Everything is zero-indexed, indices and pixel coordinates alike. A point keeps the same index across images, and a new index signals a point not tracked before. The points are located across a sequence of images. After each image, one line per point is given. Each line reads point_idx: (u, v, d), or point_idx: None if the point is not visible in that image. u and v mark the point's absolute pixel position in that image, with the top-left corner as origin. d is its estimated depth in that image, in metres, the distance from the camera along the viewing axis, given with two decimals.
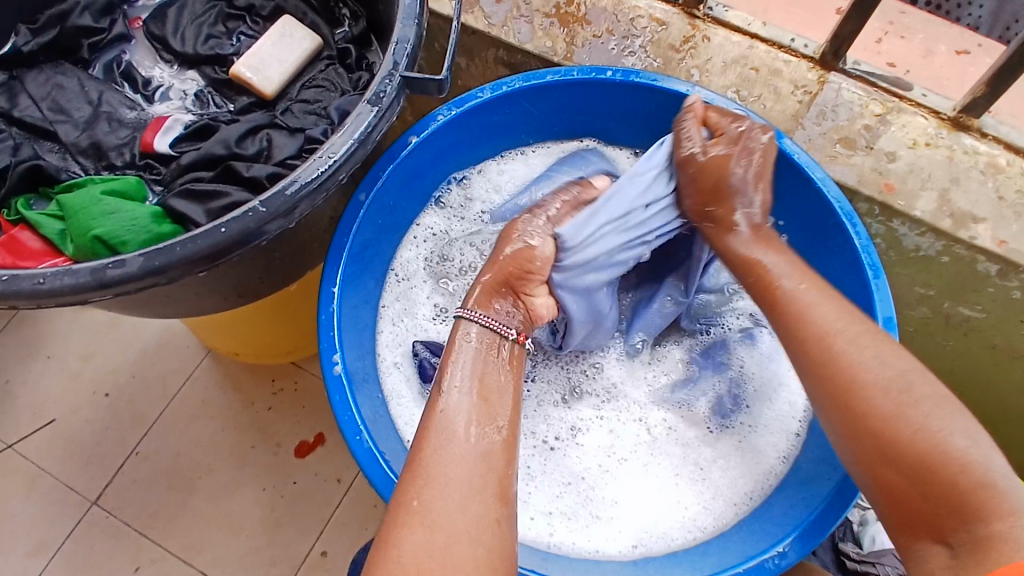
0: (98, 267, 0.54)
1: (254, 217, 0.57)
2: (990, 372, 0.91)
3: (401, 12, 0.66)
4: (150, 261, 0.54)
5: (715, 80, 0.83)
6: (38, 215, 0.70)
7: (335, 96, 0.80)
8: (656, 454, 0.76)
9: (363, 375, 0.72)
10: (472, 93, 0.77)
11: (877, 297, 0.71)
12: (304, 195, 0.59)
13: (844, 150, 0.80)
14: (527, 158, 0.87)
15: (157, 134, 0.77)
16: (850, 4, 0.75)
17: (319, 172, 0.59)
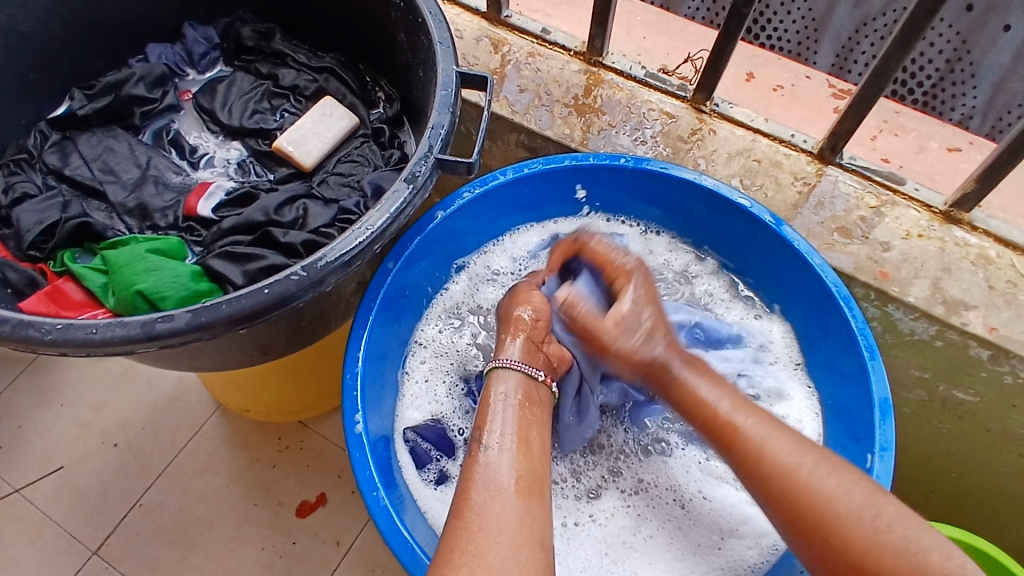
0: (148, 321, 0.58)
1: (294, 281, 0.62)
2: (989, 456, 0.93)
3: (436, 101, 0.73)
4: (198, 318, 0.59)
5: (720, 169, 0.90)
6: (83, 268, 0.74)
7: (368, 171, 0.86)
8: (675, 527, 0.78)
9: (381, 435, 0.75)
10: (496, 174, 0.83)
11: (873, 379, 0.74)
12: (342, 262, 0.63)
13: (841, 238, 0.85)
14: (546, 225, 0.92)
15: (201, 197, 0.82)
16: (846, 105, 0.83)
17: (358, 244, 0.64)
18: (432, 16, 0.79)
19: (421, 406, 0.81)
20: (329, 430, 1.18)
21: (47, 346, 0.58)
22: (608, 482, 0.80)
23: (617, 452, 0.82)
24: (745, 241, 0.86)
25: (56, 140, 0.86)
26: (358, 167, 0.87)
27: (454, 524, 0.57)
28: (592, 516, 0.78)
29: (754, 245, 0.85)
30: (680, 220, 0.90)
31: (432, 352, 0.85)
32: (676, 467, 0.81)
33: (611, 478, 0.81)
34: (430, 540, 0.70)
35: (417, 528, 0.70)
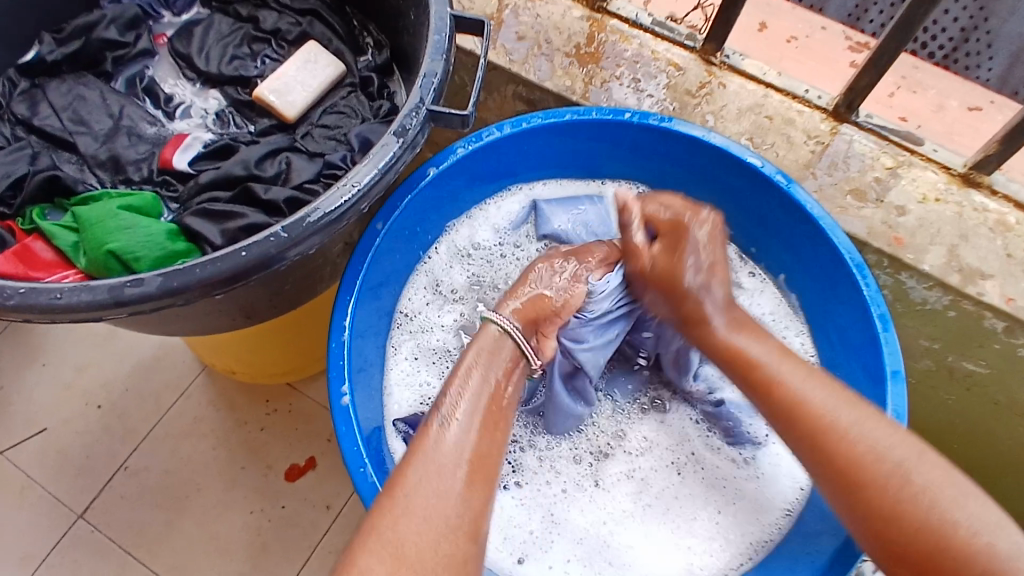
0: (116, 285, 0.54)
1: (273, 243, 0.57)
2: (993, 427, 0.91)
3: (430, 46, 0.67)
4: (168, 282, 0.54)
5: (729, 126, 0.85)
6: (51, 226, 0.70)
7: (356, 123, 0.81)
8: (680, 509, 0.73)
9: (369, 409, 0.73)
10: (492, 127, 0.78)
11: (884, 352, 0.71)
12: (323, 222, 0.59)
13: (855, 202, 0.81)
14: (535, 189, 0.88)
15: (178, 150, 0.77)
16: (865, 59, 0.78)
17: (341, 202, 0.60)
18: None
19: (411, 385, 0.78)
20: (318, 393, 1.16)
21: (9, 313, 0.54)
22: (608, 461, 0.75)
23: (618, 428, 0.77)
24: (753, 203, 0.82)
25: (23, 87, 0.80)
26: (345, 119, 0.81)
27: (449, 501, 0.54)
28: (591, 497, 0.74)
29: (763, 207, 0.81)
30: (685, 179, 0.85)
31: (419, 324, 0.81)
32: (676, 434, 0.77)
33: (612, 447, 0.76)
34: None
35: None
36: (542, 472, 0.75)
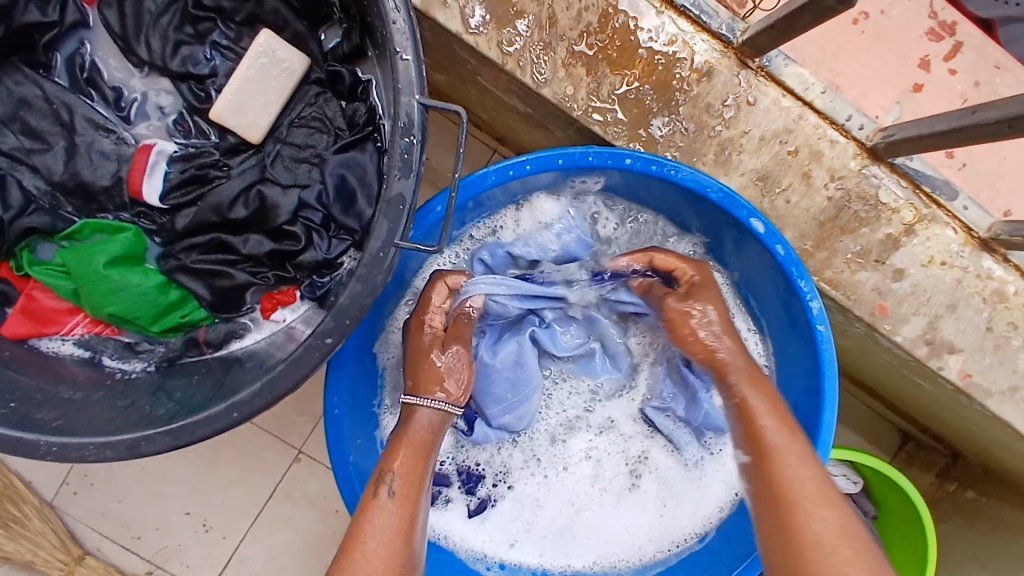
0: (133, 440, 0.61)
1: (260, 399, 0.61)
2: (919, 398, 1.04)
3: (395, 164, 0.58)
4: (176, 438, 0.61)
5: (747, 158, 0.75)
6: (46, 277, 0.73)
7: (328, 142, 0.74)
8: (627, 492, 0.87)
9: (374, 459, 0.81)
10: (477, 175, 0.71)
11: (819, 442, 0.74)
12: (300, 375, 0.61)
13: (853, 264, 0.77)
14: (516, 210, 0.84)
15: (145, 177, 0.73)
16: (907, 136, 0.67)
17: (310, 346, 0.61)
18: (395, 14, 0.58)
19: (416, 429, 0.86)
20: None
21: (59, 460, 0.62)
22: (578, 451, 0.87)
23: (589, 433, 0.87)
24: (748, 248, 0.79)
25: None
26: (316, 135, 0.74)
27: None
28: (559, 483, 0.87)
29: (756, 257, 0.79)
30: (690, 210, 0.79)
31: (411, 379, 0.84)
32: (634, 429, 0.88)
33: (576, 430, 0.87)
34: None
35: None
36: (526, 467, 0.87)
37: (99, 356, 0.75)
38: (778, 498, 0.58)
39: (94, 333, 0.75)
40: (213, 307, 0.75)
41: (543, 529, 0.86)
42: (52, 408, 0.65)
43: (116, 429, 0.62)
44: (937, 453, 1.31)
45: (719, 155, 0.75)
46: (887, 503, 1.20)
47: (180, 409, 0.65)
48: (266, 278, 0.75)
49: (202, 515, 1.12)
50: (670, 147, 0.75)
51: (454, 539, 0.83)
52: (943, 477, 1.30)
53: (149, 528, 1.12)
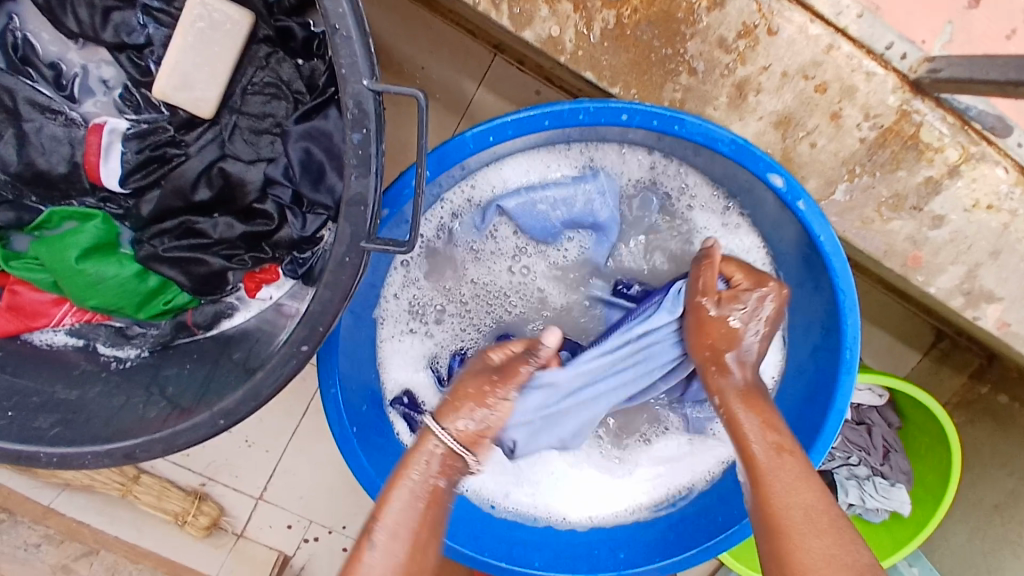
0: (128, 446, 0.61)
1: (246, 405, 0.59)
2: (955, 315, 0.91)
3: (349, 158, 0.52)
4: (169, 445, 0.60)
5: (766, 100, 0.66)
6: (24, 272, 0.72)
7: (289, 109, 0.67)
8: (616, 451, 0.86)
9: (374, 412, 0.80)
10: (454, 142, 0.62)
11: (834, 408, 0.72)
12: (282, 380, 0.59)
13: (884, 213, 0.70)
14: (519, 159, 0.78)
15: (101, 161, 0.69)
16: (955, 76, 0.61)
17: (287, 354, 0.58)
18: None
19: (402, 372, 0.83)
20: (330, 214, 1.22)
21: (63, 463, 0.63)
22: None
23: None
24: (772, 201, 0.72)
25: None
26: (274, 102, 0.67)
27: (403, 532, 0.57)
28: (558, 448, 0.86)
29: (780, 210, 0.72)
30: (708, 155, 0.72)
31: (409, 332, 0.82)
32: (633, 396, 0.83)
33: None
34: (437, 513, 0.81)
35: None
36: None
37: (93, 343, 0.75)
38: (780, 529, 0.55)
39: (84, 321, 0.76)
40: (196, 291, 0.73)
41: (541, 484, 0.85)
42: (51, 414, 0.67)
43: (112, 435, 0.63)
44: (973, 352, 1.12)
45: (733, 97, 0.65)
46: (915, 415, 1.10)
47: (173, 409, 0.65)
48: (243, 261, 0.71)
49: (242, 432, 1.09)
50: (675, 89, 0.65)
51: (453, 484, 0.85)
52: (975, 378, 1.11)
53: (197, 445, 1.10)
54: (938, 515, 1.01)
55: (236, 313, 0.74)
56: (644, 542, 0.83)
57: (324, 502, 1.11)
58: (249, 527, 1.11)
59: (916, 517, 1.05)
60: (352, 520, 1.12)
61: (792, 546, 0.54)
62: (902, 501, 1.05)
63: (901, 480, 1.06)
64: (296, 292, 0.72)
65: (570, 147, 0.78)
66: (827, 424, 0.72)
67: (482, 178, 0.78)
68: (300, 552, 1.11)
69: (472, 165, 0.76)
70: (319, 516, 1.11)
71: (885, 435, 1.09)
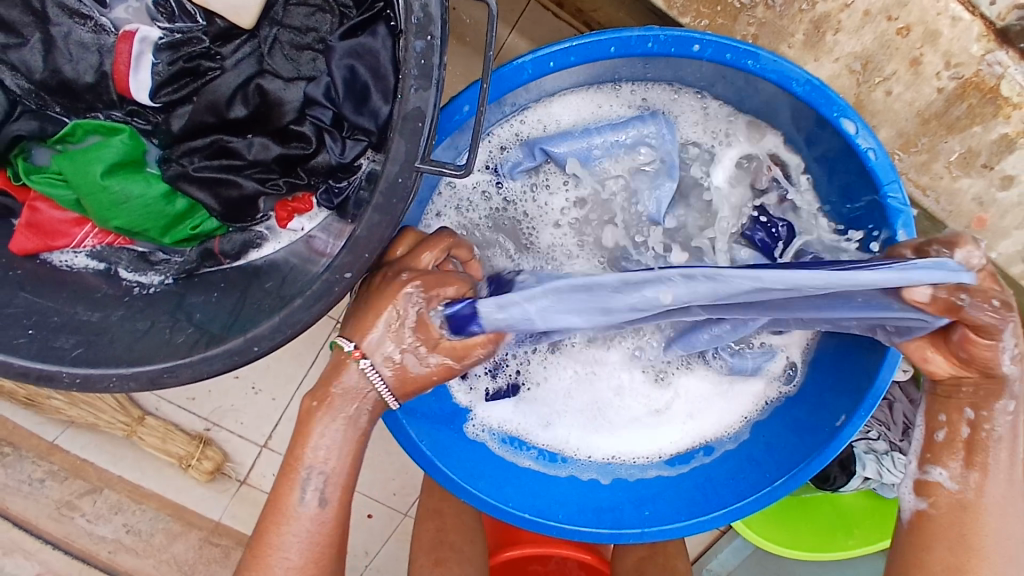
0: (154, 371, 0.58)
1: (281, 334, 0.56)
2: None
3: (411, 67, 0.48)
4: (198, 372, 0.57)
5: (845, 41, 0.62)
6: (44, 189, 0.69)
7: (333, 23, 0.64)
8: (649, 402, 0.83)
9: None
10: (513, 65, 0.59)
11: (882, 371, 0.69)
12: (319, 310, 0.55)
13: (954, 171, 0.66)
14: (568, 100, 0.74)
15: (131, 71, 0.64)
16: None
17: (328, 282, 0.55)
18: None
19: None
20: None
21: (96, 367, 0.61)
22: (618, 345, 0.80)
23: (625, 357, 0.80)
24: (836, 152, 0.68)
25: None
26: (318, 15, 0.64)
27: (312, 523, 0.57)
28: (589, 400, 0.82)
29: (843, 161, 0.68)
30: (770, 97, 0.68)
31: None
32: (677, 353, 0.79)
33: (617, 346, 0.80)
34: (461, 460, 0.78)
35: (440, 444, 0.77)
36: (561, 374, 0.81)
37: (115, 268, 0.72)
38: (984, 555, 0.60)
39: (105, 243, 0.72)
40: (224, 216, 0.69)
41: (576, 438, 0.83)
42: (72, 334, 0.64)
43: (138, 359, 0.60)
44: None
45: (810, 35, 0.62)
46: None
47: (201, 337, 0.62)
48: (277, 185, 0.67)
49: (247, 377, 1.07)
50: (749, 22, 0.63)
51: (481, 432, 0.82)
52: None
53: (202, 388, 1.07)
54: None
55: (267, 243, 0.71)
56: (671, 497, 0.80)
57: None
58: (253, 474, 1.09)
59: None
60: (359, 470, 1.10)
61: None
62: None
63: None
64: (329, 224, 0.69)
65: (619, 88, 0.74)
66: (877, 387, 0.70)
67: (528, 119, 0.74)
68: None
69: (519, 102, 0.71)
70: None
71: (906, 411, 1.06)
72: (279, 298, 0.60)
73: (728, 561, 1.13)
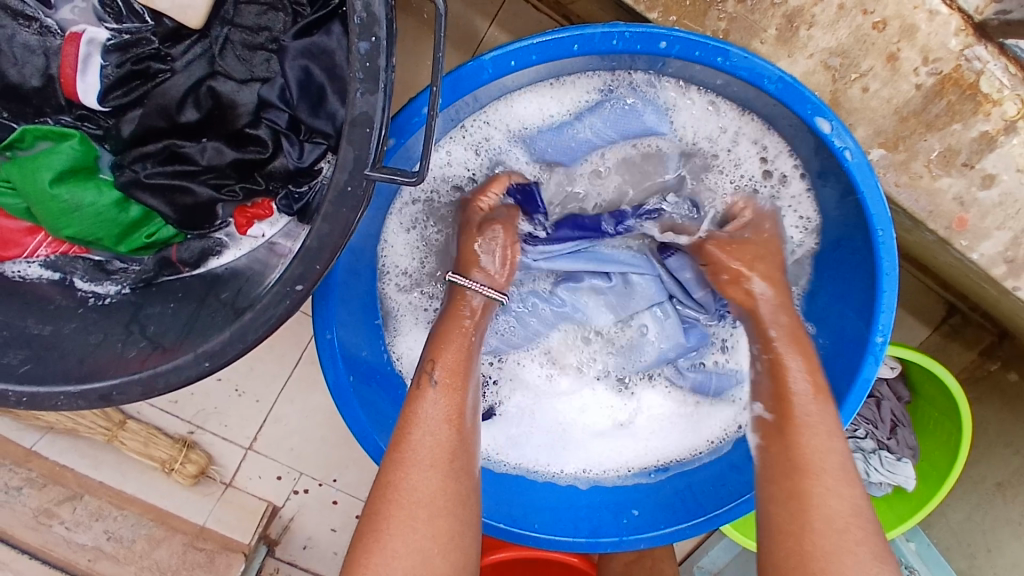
0: (105, 388, 0.56)
1: (233, 348, 0.54)
2: (981, 288, 0.85)
3: (355, 72, 0.46)
4: (149, 388, 0.55)
5: (819, 36, 0.60)
6: None
7: (286, 22, 0.61)
8: (613, 403, 0.84)
9: (374, 361, 0.76)
10: (471, 66, 0.56)
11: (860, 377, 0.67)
12: (273, 322, 0.53)
13: (934, 169, 0.64)
14: (534, 94, 0.70)
15: (78, 75, 0.62)
16: None
17: (280, 294, 0.53)
18: None
19: (409, 331, 0.79)
20: None
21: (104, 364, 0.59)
22: (577, 354, 0.84)
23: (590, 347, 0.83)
24: (812, 150, 0.66)
25: None
26: (270, 13, 0.61)
27: (440, 458, 0.58)
28: (560, 391, 0.84)
29: (819, 157, 0.66)
30: (744, 95, 0.66)
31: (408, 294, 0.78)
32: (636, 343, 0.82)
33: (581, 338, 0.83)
34: None
35: None
36: (531, 369, 0.83)
37: (70, 278, 0.69)
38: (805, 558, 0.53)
39: (60, 253, 0.69)
40: (181, 223, 0.67)
41: (545, 438, 0.83)
42: (21, 349, 0.61)
43: (87, 376, 0.57)
44: (985, 327, 1.04)
45: (783, 30, 0.60)
46: (925, 390, 1.03)
47: (155, 351, 0.59)
48: (234, 192, 0.65)
49: (230, 379, 1.05)
50: (719, 18, 0.60)
51: None
52: (986, 355, 1.04)
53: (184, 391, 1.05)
54: (942, 491, 0.95)
55: (228, 250, 0.69)
56: (655, 503, 0.78)
57: (312, 456, 1.07)
58: (238, 476, 1.07)
59: (919, 493, 0.99)
60: (344, 473, 1.08)
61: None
62: (907, 477, 0.99)
63: (906, 455, 1.01)
64: (290, 231, 0.66)
65: (583, 78, 0.70)
66: (854, 390, 0.67)
67: (490, 118, 0.71)
68: (289, 503, 1.08)
69: (478, 103, 0.68)
70: (310, 469, 1.08)
71: (893, 409, 1.03)
72: (235, 312, 0.58)
73: (718, 559, 1.10)
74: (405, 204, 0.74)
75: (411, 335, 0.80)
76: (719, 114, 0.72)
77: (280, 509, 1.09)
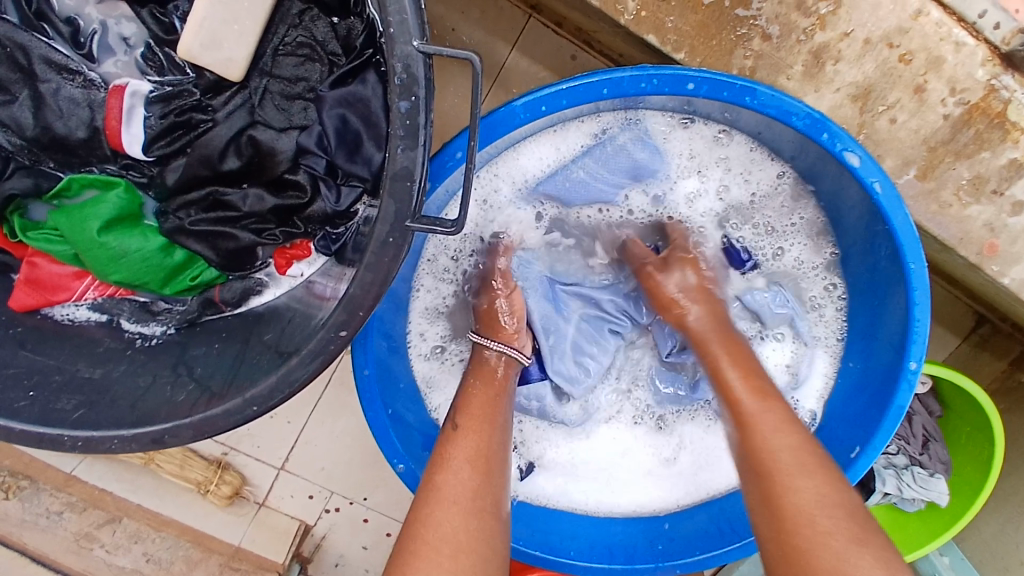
0: (156, 432, 0.58)
1: (279, 393, 0.56)
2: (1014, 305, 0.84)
3: (396, 128, 0.47)
4: (199, 430, 0.57)
5: (845, 69, 0.61)
6: (43, 245, 0.69)
7: (323, 72, 0.63)
8: (660, 446, 0.85)
9: (413, 399, 0.77)
10: (503, 112, 0.58)
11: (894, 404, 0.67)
12: (317, 366, 0.55)
13: (963, 197, 0.65)
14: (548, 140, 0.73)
15: (123, 126, 0.64)
16: None
17: (324, 340, 0.54)
18: None
19: (446, 382, 0.81)
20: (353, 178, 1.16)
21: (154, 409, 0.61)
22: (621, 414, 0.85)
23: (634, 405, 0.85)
24: (836, 178, 0.67)
25: None
26: (307, 64, 0.63)
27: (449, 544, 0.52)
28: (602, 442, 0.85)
29: (843, 185, 0.67)
30: (767, 126, 0.67)
31: (436, 354, 0.80)
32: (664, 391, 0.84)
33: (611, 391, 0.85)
34: None
35: None
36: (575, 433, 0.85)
37: (117, 319, 0.72)
38: (769, 471, 0.53)
39: (107, 295, 0.72)
40: (223, 266, 0.69)
41: (590, 485, 0.84)
42: (73, 394, 0.64)
43: (138, 420, 0.59)
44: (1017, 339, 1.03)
45: (809, 65, 0.61)
46: (956, 403, 1.02)
47: (202, 394, 0.61)
48: (274, 236, 0.67)
49: None
50: (745, 55, 0.62)
51: None
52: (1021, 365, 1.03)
53: None
54: (977, 506, 0.94)
55: (267, 292, 0.71)
56: (691, 529, 0.79)
57: (343, 476, 1.09)
58: (271, 496, 1.09)
59: (953, 508, 0.99)
60: (373, 492, 1.09)
61: (779, 488, 0.51)
62: (940, 492, 0.97)
63: (939, 470, 1.00)
64: (327, 270, 0.68)
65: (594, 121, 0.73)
66: (885, 419, 0.67)
67: (509, 164, 0.74)
68: (322, 521, 1.10)
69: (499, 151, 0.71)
70: (341, 488, 1.09)
71: (925, 424, 1.02)
72: (281, 354, 0.60)
73: None
74: (432, 260, 0.76)
75: (448, 383, 0.80)
76: (727, 148, 0.75)
77: (310, 528, 1.10)
